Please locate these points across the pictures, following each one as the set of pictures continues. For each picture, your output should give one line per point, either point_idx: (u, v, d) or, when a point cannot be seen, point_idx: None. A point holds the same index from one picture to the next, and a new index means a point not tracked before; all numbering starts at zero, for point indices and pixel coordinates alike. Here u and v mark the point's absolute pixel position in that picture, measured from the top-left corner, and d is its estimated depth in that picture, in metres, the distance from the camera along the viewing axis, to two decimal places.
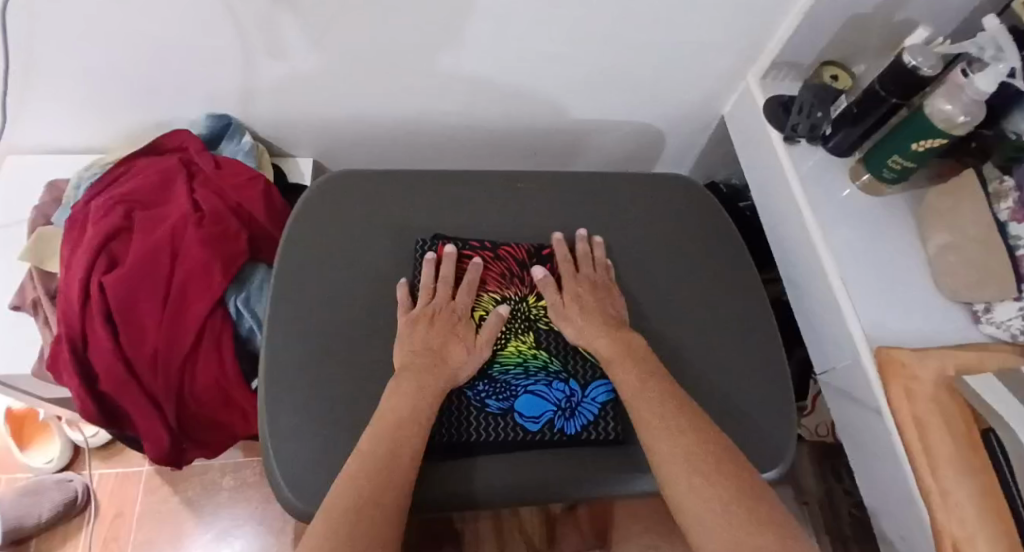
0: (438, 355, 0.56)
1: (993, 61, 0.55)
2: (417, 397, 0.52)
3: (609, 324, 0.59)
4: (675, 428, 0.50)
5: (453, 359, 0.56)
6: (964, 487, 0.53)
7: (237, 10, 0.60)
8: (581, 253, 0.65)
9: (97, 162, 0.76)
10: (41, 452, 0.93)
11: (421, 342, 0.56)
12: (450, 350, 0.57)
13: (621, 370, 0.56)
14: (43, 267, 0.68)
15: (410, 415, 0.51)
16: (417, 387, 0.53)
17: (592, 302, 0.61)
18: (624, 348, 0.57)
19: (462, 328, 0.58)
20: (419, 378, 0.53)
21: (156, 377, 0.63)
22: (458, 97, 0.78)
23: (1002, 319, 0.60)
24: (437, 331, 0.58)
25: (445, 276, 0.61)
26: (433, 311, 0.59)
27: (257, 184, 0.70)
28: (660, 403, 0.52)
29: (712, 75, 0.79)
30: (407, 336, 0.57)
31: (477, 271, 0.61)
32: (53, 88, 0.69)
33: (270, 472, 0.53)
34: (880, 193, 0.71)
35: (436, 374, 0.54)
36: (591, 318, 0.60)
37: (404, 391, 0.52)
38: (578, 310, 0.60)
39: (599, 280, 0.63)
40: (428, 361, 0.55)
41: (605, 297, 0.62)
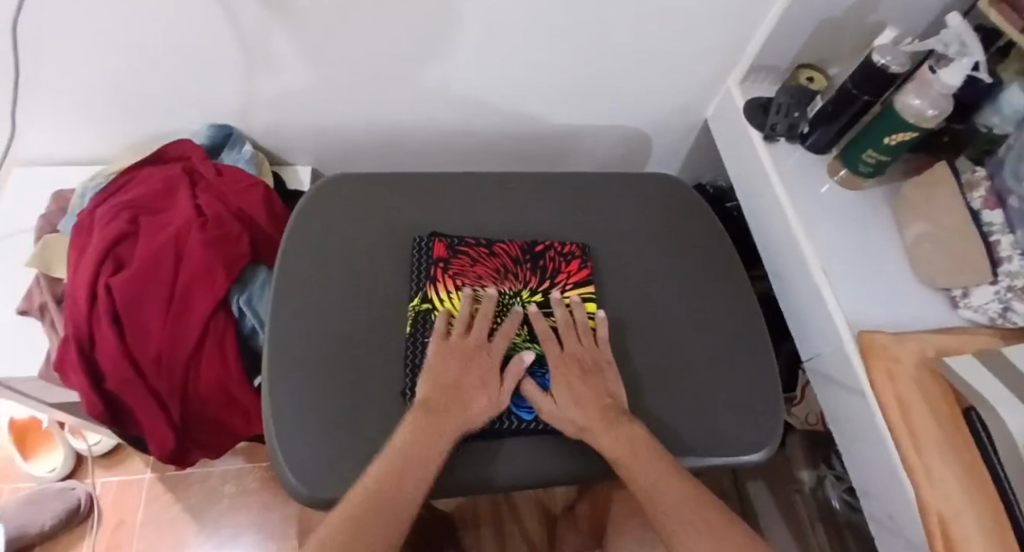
0: (461, 398, 0.55)
1: (958, 56, 0.57)
2: (434, 425, 0.52)
3: (606, 418, 0.55)
4: (657, 475, 0.52)
5: (474, 405, 0.55)
6: (950, 465, 0.54)
7: (238, 22, 0.63)
8: (564, 326, 0.61)
9: (102, 172, 0.78)
10: (44, 461, 0.94)
11: (448, 380, 0.56)
12: (476, 392, 0.56)
13: (631, 467, 0.53)
14: (50, 273, 0.70)
15: (433, 429, 0.52)
16: (444, 418, 0.53)
17: (583, 389, 0.57)
18: (620, 437, 0.54)
19: (491, 375, 0.58)
20: (439, 414, 0.53)
21: (161, 376, 0.64)
22: (450, 106, 0.81)
23: (979, 303, 0.62)
24: (467, 370, 0.57)
25: (486, 314, 0.60)
26: (472, 348, 0.58)
27: (257, 190, 0.73)
28: (658, 478, 0.52)
29: (694, 79, 0.82)
30: (436, 369, 0.56)
31: (516, 319, 0.61)
32: (62, 99, 0.72)
33: (274, 460, 0.54)
34: (858, 186, 0.74)
35: (456, 415, 0.54)
36: (587, 412, 0.56)
37: (426, 416, 0.53)
38: (571, 400, 0.57)
39: (586, 358, 0.60)
40: (452, 404, 0.54)
41: (598, 384, 0.58)
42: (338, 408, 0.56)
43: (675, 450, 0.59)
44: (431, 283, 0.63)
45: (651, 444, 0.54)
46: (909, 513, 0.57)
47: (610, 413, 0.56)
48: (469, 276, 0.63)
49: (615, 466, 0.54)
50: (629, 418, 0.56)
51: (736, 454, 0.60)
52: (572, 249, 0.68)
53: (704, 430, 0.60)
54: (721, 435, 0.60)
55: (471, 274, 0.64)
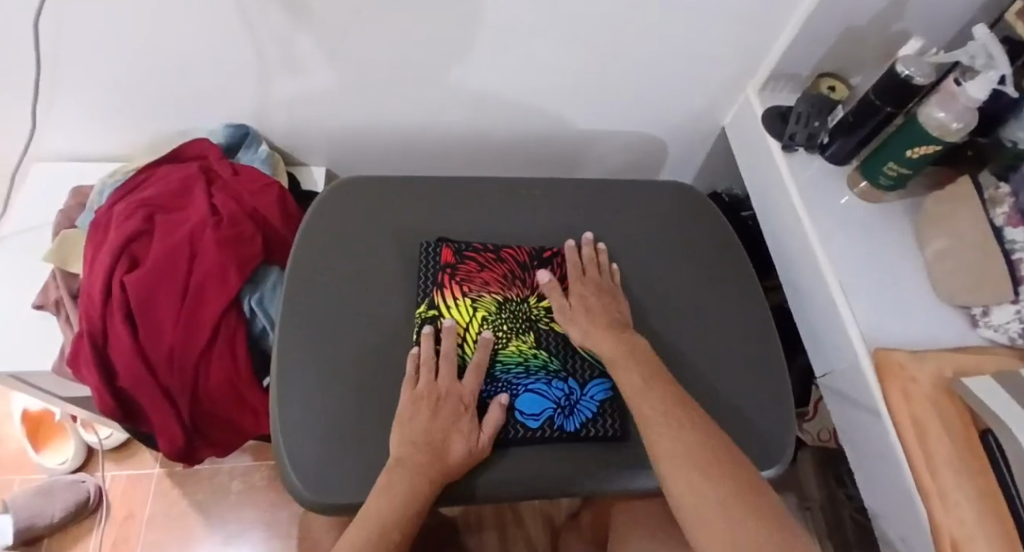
0: (434, 452, 0.53)
1: (985, 69, 0.56)
2: (414, 480, 0.51)
3: (609, 327, 0.59)
4: (639, 365, 0.56)
5: (449, 459, 0.53)
6: (963, 488, 0.53)
7: (255, 24, 0.63)
8: (587, 257, 0.66)
9: (119, 170, 0.79)
10: (57, 453, 0.96)
11: (419, 431, 0.53)
12: (451, 444, 0.54)
13: (620, 363, 0.56)
14: (66, 268, 0.71)
15: (406, 497, 0.50)
16: (416, 480, 0.51)
17: (596, 304, 0.62)
18: (617, 343, 0.58)
19: (466, 422, 0.55)
20: (411, 475, 0.51)
21: (172, 374, 0.65)
22: (464, 110, 0.81)
23: (999, 322, 0.61)
24: (438, 420, 0.54)
25: (452, 354, 0.58)
26: (439, 394, 0.56)
27: (272, 190, 0.73)
28: (636, 366, 0.56)
29: (711, 87, 0.81)
30: (406, 421, 0.54)
31: (485, 349, 0.59)
32: (80, 98, 0.73)
33: (280, 464, 0.54)
34: (879, 199, 0.72)
35: (430, 476, 0.52)
36: (593, 320, 0.60)
37: (395, 484, 0.51)
38: (584, 314, 0.61)
39: (602, 283, 0.64)
40: (426, 460, 0.52)
41: (609, 300, 0.62)
42: (345, 411, 0.56)
43: None
44: (439, 289, 0.62)
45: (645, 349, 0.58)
46: (920, 531, 0.56)
47: (613, 323, 0.60)
48: (475, 282, 0.63)
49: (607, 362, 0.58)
50: (633, 332, 0.60)
51: None
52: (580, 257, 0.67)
53: None
54: None
55: (478, 280, 0.63)
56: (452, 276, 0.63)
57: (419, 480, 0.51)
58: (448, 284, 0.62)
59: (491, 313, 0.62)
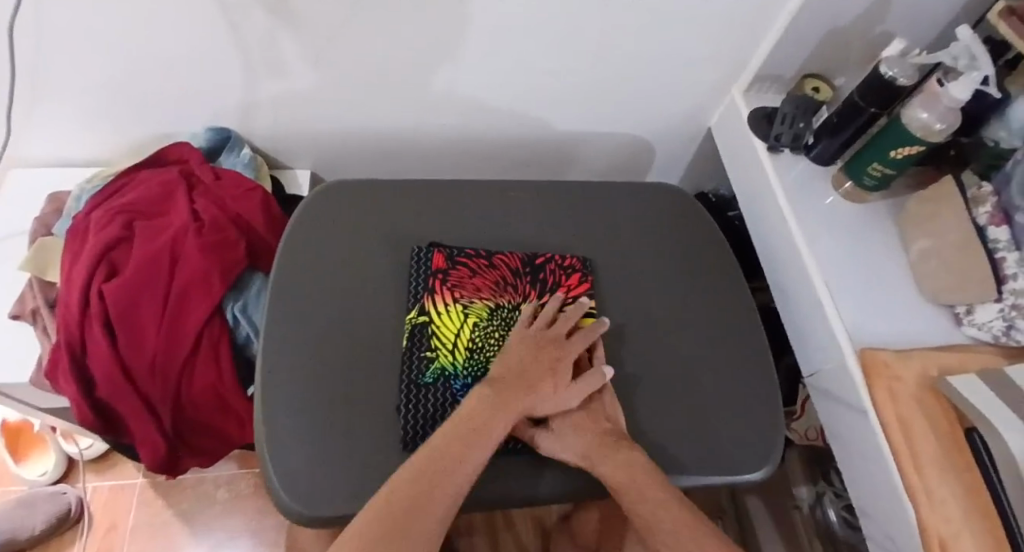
0: (527, 382, 0.55)
1: (968, 69, 0.56)
2: (497, 400, 0.53)
3: (601, 443, 0.53)
4: (647, 490, 0.50)
5: (532, 394, 0.54)
6: (948, 487, 0.54)
7: (240, 27, 0.62)
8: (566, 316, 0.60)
9: (97, 175, 0.77)
10: (37, 464, 0.94)
11: (517, 361, 0.56)
12: (541, 382, 0.55)
13: (628, 497, 0.50)
14: (44, 277, 0.70)
15: (467, 445, 0.49)
16: (484, 422, 0.51)
17: (578, 412, 0.56)
18: (618, 466, 0.51)
19: (561, 374, 0.56)
20: (498, 397, 0.53)
21: (153, 383, 0.63)
22: (452, 112, 0.80)
23: (983, 320, 0.61)
24: (539, 361, 0.56)
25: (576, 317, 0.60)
26: (552, 341, 0.58)
27: (255, 195, 0.72)
28: (647, 495, 0.50)
29: (698, 89, 0.81)
30: (507, 353, 0.57)
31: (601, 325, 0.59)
32: (58, 101, 0.71)
33: (265, 475, 0.53)
34: (863, 200, 0.73)
35: (514, 403, 0.53)
36: (583, 439, 0.54)
37: (484, 400, 0.52)
38: (569, 427, 0.55)
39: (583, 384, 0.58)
40: (517, 386, 0.54)
41: (594, 408, 0.56)
42: (332, 418, 0.55)
43: (676, 465, 0.58)
44: (430, 295, 0.61)
45: (647, 465, 0.52)
46: (906, 530, 0.56)
47: (607, 437, 0.54)
48: (467, 288, 0.62)
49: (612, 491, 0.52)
50: (627, 443, 0.53)
51: (730, 476, 0.58)
52: (572, 262, 0.67)
53: (706, 443, 0.59)
54: (719, 453, 0.59)
55: (469, 286, 0.62)
56: (443, 282, 0.62)
57: (477, 433, 0.50)
58: (439, 289, 0.61)
59: (483, 319, 0.61)
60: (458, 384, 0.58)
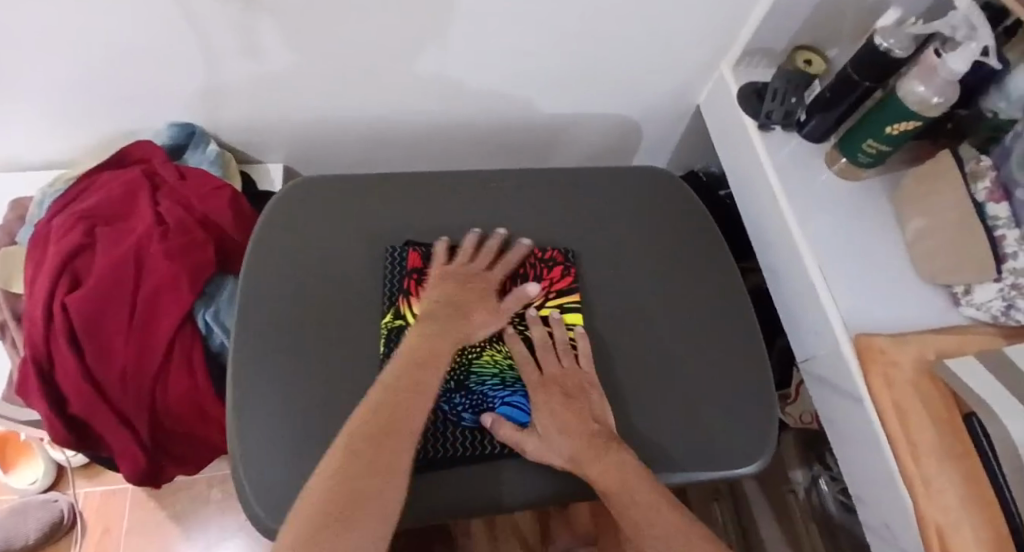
0: (459, 313, 0.57)
1: (965, 41, 0.53)
2: (437, 333, 0.54)
3: (590, 446, 0.51)
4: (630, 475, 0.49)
5: (469, 322, 0.57)
6: (947, 474, 0.52)
7: (191, 14, 0.58)
8: (487, 248, 0.62)
9: (59, 178, 0.74)
10: (26, 473, 0.93)
11: (444, 296, 0.58)
12: (473, 310, 0.58)
13: (618, 497, 0.48)
14: (9, 289, 0.67)
15: (415, 381, 0.50)
16: (428, 354, 0.52)
17: (566, 412, 0.54)
18: (609, 471, 0.49)
19: (488, 299, 0.59)
20: (436, 329, 0.55)
21: (127, 396, 0.61)
22: (428, 99, 0.77)
23: (982, 300, 0.59)
24: (465, 293, 0.59)
25: (493, 248, 0.63)
26: (474, 274, 0.60)
27: (223, 194, 0.69)
28: (632, 484, 0.49)
29: (685, 64, 0.77)
30: (434, 289, 0.59)
31: (520, 251, 0.63)
32: (7, 101, 0.67)
33: (242, 491, 0.51)
34: (858, 176, 0.70)
35: (453, 334, 0.55)
36: (572, 442, 0.52)
37: (427, 332, 0.54)
38: (557, 429, 0.53)
39: (569, 381, 0.56)
40: (450, 316, 0.56)
41: (581, 407, 0.54)
42: (311, 428, 0.54)
43: (666, 461, 0.56)
44: (406, 296, 0.60)
45: (638, 467, 0.50)
46: (904, 518, 0.55)
47: (596, 439, 0.51)
48: None
49: (602, 495, 0.50)
50: (617, 444, 0.51)
51: (725, 471, 0.57)
52: (554, 255, 0.64)
53: (695, 437, 0.58)
54: (713, 448, 0.58)
55: None
56: (419, 283, 0.60)
57: (420, 369, 0.51)
58: (415, 291, 0.60)
59: None
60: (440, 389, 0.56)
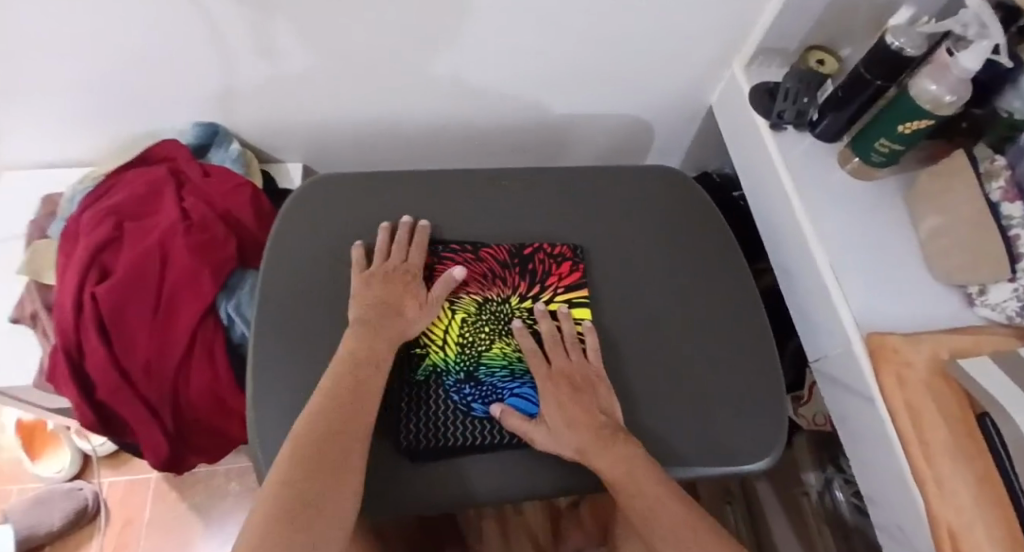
0: (389, 309, 0.57)
1: (977, 38, 0.53)
2: (367, 336, 0.54)
3: (598, 438, 0.52)
4: (636, 470, 0.50)
5: (400, 318, 0.57)
6: (961, 475, 0.52)
7: (215, 15, 0.61)
8: (396, 234, 0.62)
9: (89, 175, 0.77)
10: (52, 462, 0.95)
11: (374, 298, 0.57)
12: (404, 305, 0.58)
13: (625, 488, 0.50)
14: (41, 281, 0.70)
15: (356, 384, 0.51)
16: (362, 355, 0.53)
17: (574, 405, 0.55)
18: (619, 465, 0.50)
19: (412, 287, 0.59)
20: (369, 332, 0.55)
21: (152, 384, 0.63)
22: (441, 99, 0.79)
23: (997, 301, 0.59)
24: (390, 287, 0.58)
25: (403, 235, 0.63)
26: (393, 266, 0.60)
27: (244, 191, 0.71)
28: (639, 478, 0.50)
29: (697, 63, 0.78)
30: (359, 292, 0.58)
31: (423, 232, 0.63)
32: (41, 101, 0.70)
33: (261, 478, 0.53)
34: (871, 176, 0.70)
35: (384, 332, 0.55)
36: (580, 434, 0.52)
37: (355, 339, 0.54)
38: (563, 421, 0.53)
39: (576, 373, 0.57)
40: (379, 315, 0.56)
41: (588, 401, 0.55)
42: None
43: (676, 456, 0.57)
44: None
45: (646, 459, 0.51)
46: (916, 519, 0.55)
47: (604, 431, 0.52)
48: None
49: (611, 488, 0.50)
50: (625, 436, 0.52)
51: (735, 466, 0.57)
52: (563, 250, 0.65)
53: (704, 432, 0.58)
54: (721, 443, 0.58)
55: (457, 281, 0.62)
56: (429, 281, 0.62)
57: (360, 371, 0.52)
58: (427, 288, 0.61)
59: (471, 314, 0.60)
60: (450, 380, 0.57)
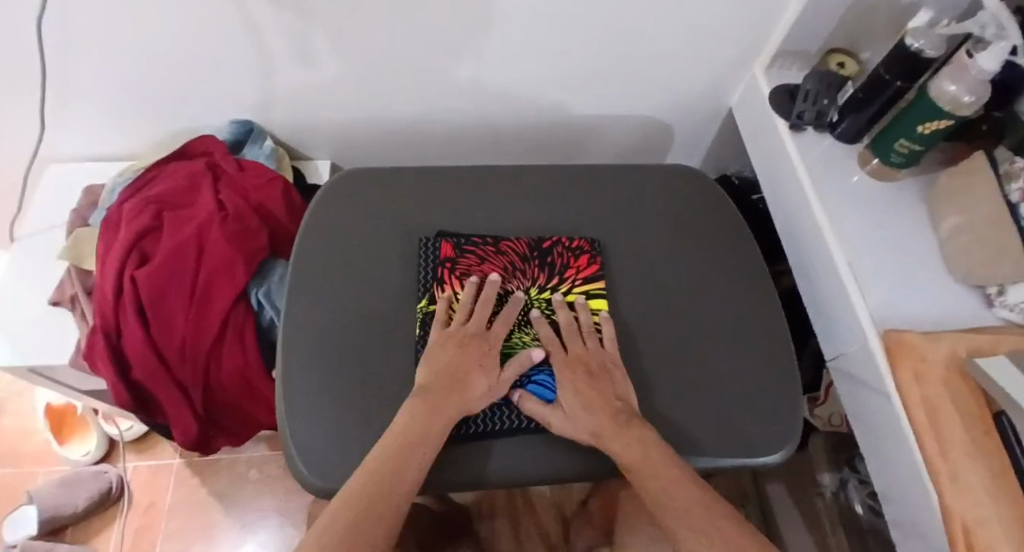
0: (457, 383, 0.55)
1: (996, 40, 0.54)
2: (432, 406, 0.53)
3: (612, 422, 0.53)
4: (653, 458, 0.51)
5: (470, 391, 0.55)
6: (977, 471, 0.52)
7: (255, 18, 0.64)
8: (468, 295, 0.61)
9: (128, 168, 0.81)
10: (80, 445, 0.99)
11: (443, 363, 0.56)
12: (472, 378, 0.56)
13: (640, 473, 0.51)
14: (81, 266, 0.73)
15: (398, 465, 0.49)
16: (414, 436, 0.51)
17: (590, 391, 0.56)
18: (635, 448, 0.52)
19: (489, 360, 0.57)
20: (432, 401, 0.53)
21: (184, 365, 0.66)
22: (465, 100, 0.81)
23: (1015, 301, 0.59)
24: (465, 355, 0.57)
25: (490, 302, 0.61)
26: (473, 333, 0.59)
27: (276, 184, 0.74)
28: (658, 467, 0.50)
29: (717, 66, 0.79)
30: (432, 354, 0.57)
31: (493, 286, 0.62)
32: (88, 98, 0.74)
33: (290, 457, 0.55)
34: (892, 177, 0.71)
35: (448, 404, 0.53)
36: (596, 418, 0.54)
37: (420, 409, 0.52)
38: (579, 404, 0.55)
39: (593, 360, 0.58)
40: (447, 388, 0.54)
41: (604, 386, 0.56)
42: (348, 398, 0.57)
43: (692, 445, 0.58)
44: (440, 284, 0.63)
45: (661, 445, 0.52)
46: (930, 515, 0.55)
47: (618, 417, 0.54)
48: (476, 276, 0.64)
49: (625, 470, 0.52)
50: (640, 421, 0.54)
51: (749, 458, 0.58)
52: (581, 244, 0.67)
53: (719, 420, 0.59)
54: (736, 433, 0.59)
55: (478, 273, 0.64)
56: (452, 271, 0.63)
57: (406, 456, 0.50)
58: (448, 279, 0.63)
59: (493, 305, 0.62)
60: None
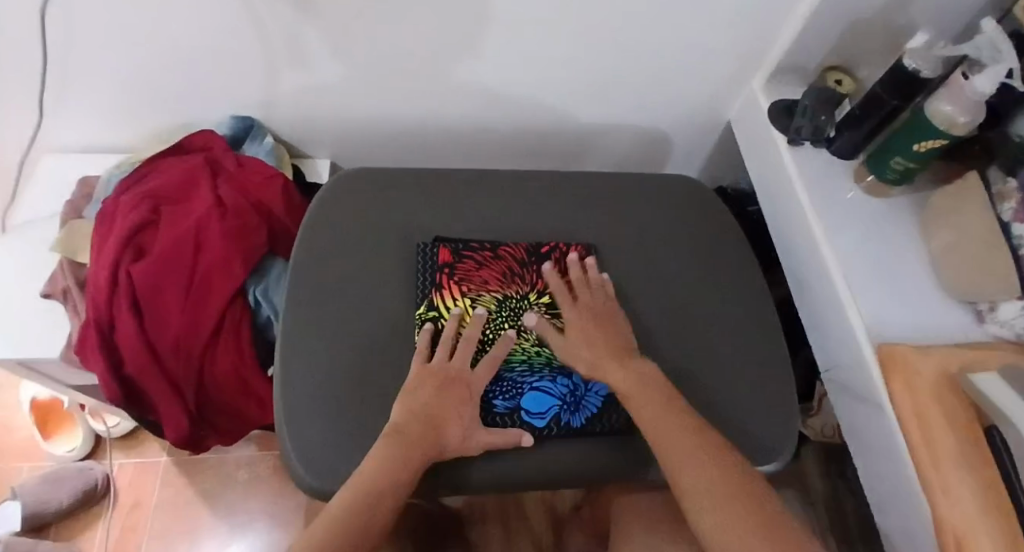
0: (432, 427, 0.54)
1: (992, 62, 0.55)
2: (403, 451, 0.51)
3: (617, 356, 0.58)
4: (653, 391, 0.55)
5: (445, 435, 0.54)
6: (966, 482, 0.52)
7: (261, 17, 0.64)
8: (447, 333, 0.59)
9: (125, 161, 0.80)
10: (65, 441, 0.97)
11: (421, 403, 0.55)
12: (447, 423, 0.54)
13: (638, 401, 0.55)
14: (75, 258, 0.72)
15: (366, 506, 0.47)
16: (380, 482, 0.49)
17: (594, 330, 0.60)
18: (636, 381, 0.56)
19: (466, 410, 0.56)
20: (403, 446, 0.51)
21: (177, 361, 0.65)
22: (466, 103, 0.81)
23: (1005, 318, 0.60)
24: (442, 396, 0.56)
25: (472, 344, 0.59)
26: (451, 374, 0.57)
27: (275, 182, 0.73)
28: (654, 397, 0.55)
29: (717, 79, 0.81)
30: (410, 392, 0.55)
31: (478, 324, 0.60)
32: (86, 90, 0.73)
33: (286, 458, 0.55)
34: (886, 195, 0.72)
35: (420, 449, 0.52)
36: (599, 352, 0.59)
37: (392, 453, 0.51)
38: (584, 343, 0.59)
39: (601, 306, 0.62)
40: (421, 432, 0.53)
41: (609, 324, 0.60)
42: (346, 399, 0.57)
43: None
44: (438, 290, 0.62)
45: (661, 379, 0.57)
46: (922, 524, 0.55)
47: (620, 353, 0.58)
48: (475, 281, 0.63)
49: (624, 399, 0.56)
50: (639, 358, 0.58)
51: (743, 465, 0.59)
52: (578, 249, 0.67)
53: (717, 426, 0.60)
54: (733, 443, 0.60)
55: (477, 278, 0.63)
56: (450, 276, 0.63)
57: (374, 503, 0.48)
58: (446, 284, 0.62)
59: (491, 311, 0.62)
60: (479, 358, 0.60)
